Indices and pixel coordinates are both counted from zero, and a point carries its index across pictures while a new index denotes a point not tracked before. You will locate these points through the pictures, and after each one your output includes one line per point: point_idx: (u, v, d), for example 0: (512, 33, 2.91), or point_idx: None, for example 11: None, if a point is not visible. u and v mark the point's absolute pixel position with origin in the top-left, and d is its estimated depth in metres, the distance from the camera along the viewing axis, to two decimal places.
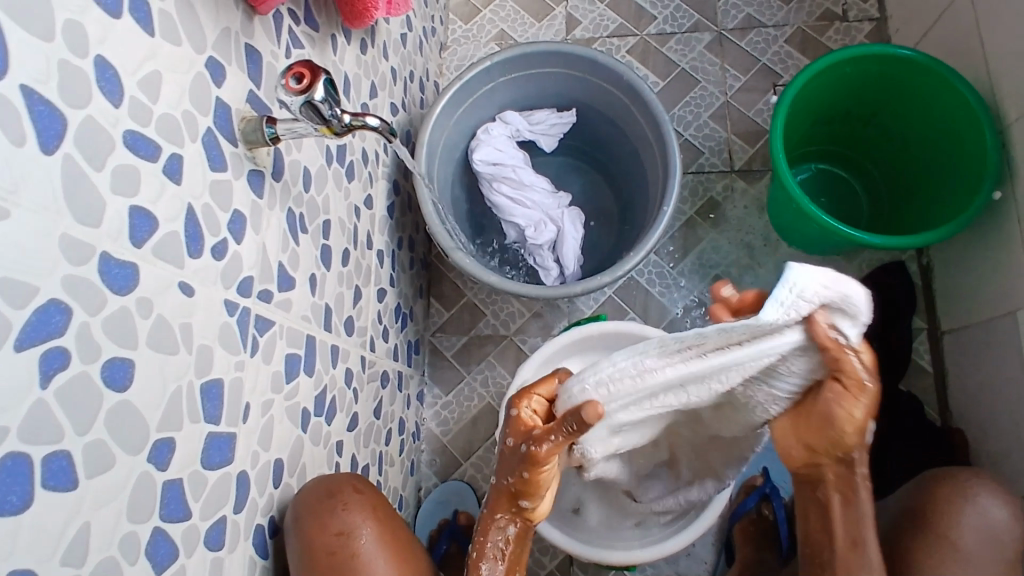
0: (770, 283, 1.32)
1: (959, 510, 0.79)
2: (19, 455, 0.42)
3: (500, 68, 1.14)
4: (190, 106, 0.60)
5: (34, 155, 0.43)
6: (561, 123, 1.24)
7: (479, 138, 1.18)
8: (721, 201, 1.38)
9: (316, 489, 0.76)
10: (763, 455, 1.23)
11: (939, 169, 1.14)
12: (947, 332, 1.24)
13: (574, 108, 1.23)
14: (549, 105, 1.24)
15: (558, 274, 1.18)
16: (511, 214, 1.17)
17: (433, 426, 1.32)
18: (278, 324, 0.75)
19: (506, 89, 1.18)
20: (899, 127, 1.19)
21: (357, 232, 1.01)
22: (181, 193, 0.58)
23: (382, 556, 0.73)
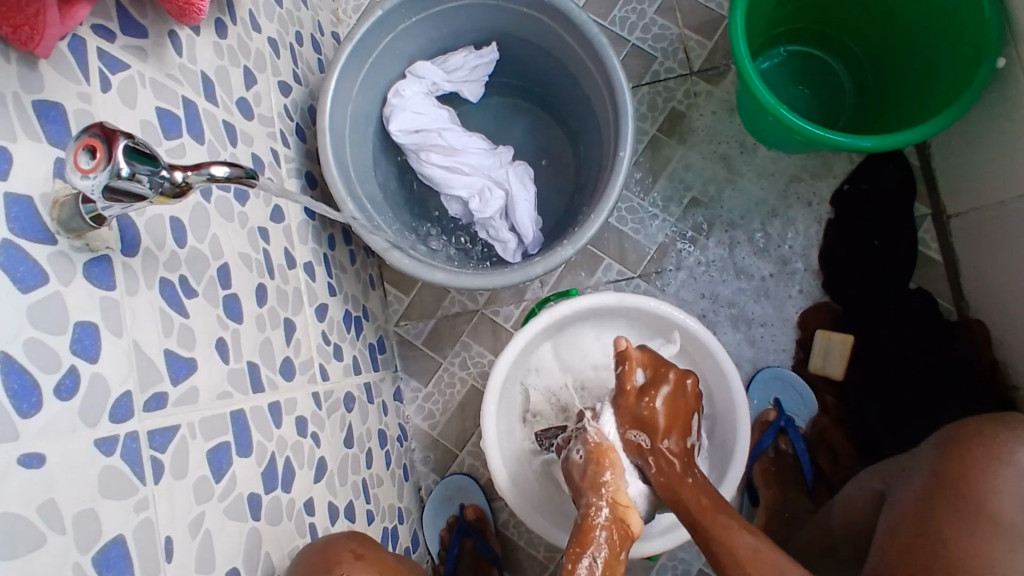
0: (753, 194, 1.18)
1: (997, 474, 0.70)
2: None
3: (396, 16, 0.94)
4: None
5: None
6: (483, 63, 1.05)
7: (392, 105, 0.99)
8: (686, 111, 1.20)
9: (312, 557, 0.71)
10: (771, 385, 1.14)
11: (931, 38, 0.96)
12: (953, 215, 1.11)
13: (495, 42, 1.04)
14: (465, 44, 1.04)
15: (517, 245, 1.02)
16: (450, 185, 1.01)
17: (419, 421, 1.22)
18: (186, 423, 0.63)
19: (410, 38, 0.99)
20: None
21: (271, 257, 0.86)
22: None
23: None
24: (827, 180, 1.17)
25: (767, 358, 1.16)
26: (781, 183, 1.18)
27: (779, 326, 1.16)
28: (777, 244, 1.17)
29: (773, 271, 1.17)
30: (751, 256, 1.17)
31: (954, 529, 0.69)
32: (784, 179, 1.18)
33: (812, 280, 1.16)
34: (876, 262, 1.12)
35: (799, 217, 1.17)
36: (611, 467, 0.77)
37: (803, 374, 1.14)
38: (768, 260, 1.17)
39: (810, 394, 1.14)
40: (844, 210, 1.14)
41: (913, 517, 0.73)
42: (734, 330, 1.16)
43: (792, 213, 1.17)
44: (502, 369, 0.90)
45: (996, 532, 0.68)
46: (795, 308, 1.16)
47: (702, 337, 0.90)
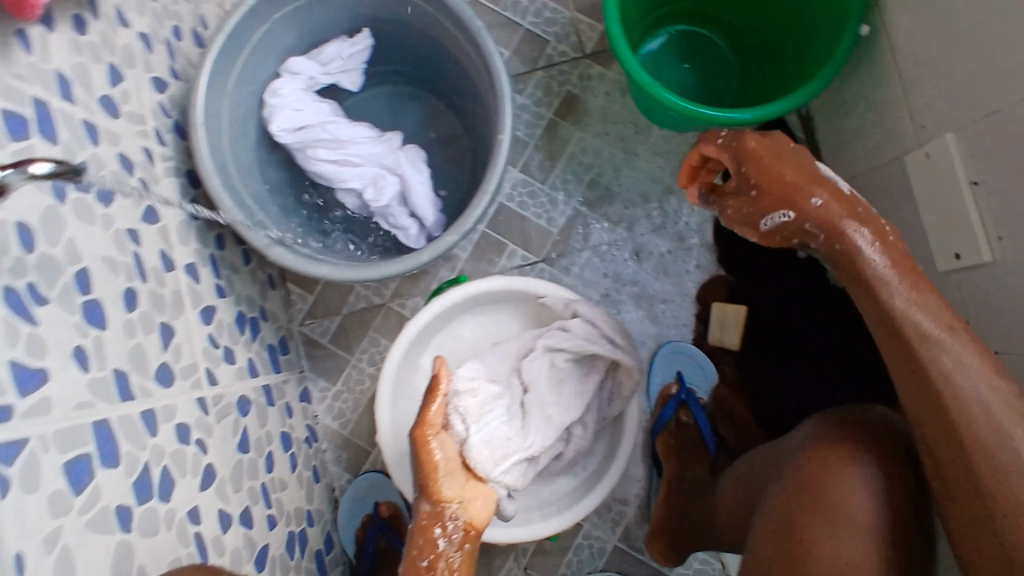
0: (649, 174, 1.19)
1: (853, 478, 0.72)
2: None
3: (268, 6, 0.91)
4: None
5: None
6: (358, 51, 1.02)
7: (269, 104, 0.96)
8: (580, 94, 1.21)
9: None
10: (674, 359, 1.16)
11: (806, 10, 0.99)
12: None
13: (365, 28, 1.02)
14: (335, 35, 1.01)
15: (420, 230, 1.01)
16: (341, 179, 0.98)
17: (329, 421, 1.20)
18: (35, 436, 0.59)
19: (284, 30, 0.96)
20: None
21: (141, 260, 0.82)
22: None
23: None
24: None
25: (669, 333, 1.18)
26: (675, 160, 1.19)
27: (679, 302, 1.18)
28: (673, 221, 1.19)
29: (671, 249, 1.18)
30: (650, 234, 1.19)
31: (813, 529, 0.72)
32: (678, 157, 1.20)
33: (709, 256, 1.18)
34: None
35: None
36: (776, 204, 0.75)
37: (703, 347, 1.16)
38: (668, 238, 1.18)
39: (712, 366, 1.15)
40: None
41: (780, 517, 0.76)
42: (637, 309, 1.18)
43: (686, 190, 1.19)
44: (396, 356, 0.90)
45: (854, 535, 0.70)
46: (693, 284, 1.18)
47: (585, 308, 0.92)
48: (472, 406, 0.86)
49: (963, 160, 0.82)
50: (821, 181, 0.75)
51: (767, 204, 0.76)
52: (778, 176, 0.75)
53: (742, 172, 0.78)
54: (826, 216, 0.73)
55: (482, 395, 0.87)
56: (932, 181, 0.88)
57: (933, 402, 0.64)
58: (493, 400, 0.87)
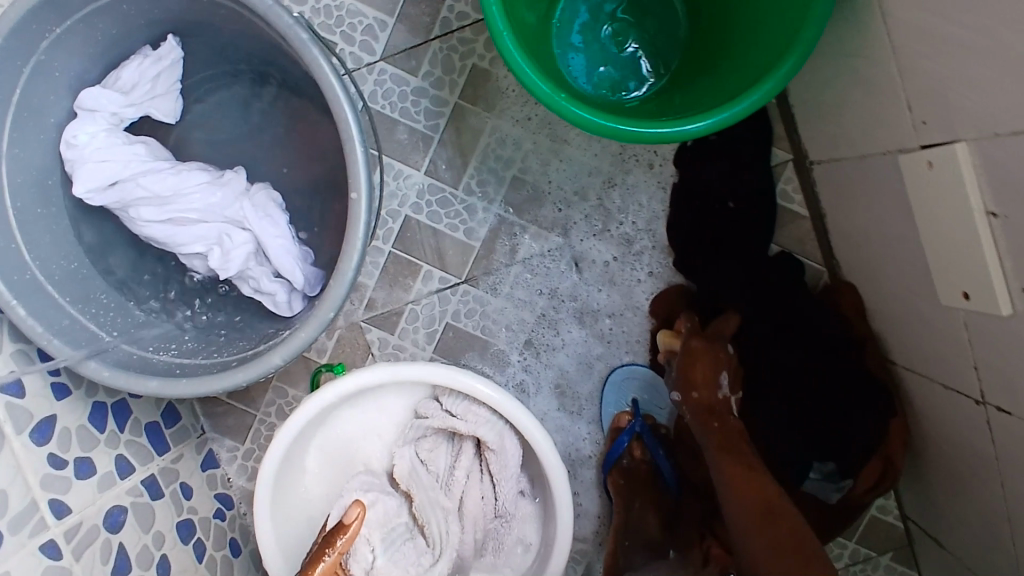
0: (584, 163, 0.96)
1: None
2: None
3: (30, 36, 0.68)
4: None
5: None
6: (165, 69, 0.80)
7: (69, 161, 0.75)
8: (490, 68, 0.95)
9: None
10: (626, 384, 0.99)
11: None
12: (815, 163, 0.92)
13: (170, 37, 0.79)
14: (133, 52, 0.78)
15: (291, 294, 0.77)
16: (180, 243, 0.76)
17: (245, 483, 1.06)
18: None
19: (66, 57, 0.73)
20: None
21: None
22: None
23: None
24: None
25: (621, 353, 1.00)
26: (615, 143, 0.96)
27: (631, 316, 0.99)
28: (617, 220, 0.97)
29: (616, 254, 0.98)
30: (591, 238, 0.97)
31: None
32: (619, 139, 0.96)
33: (662, 259, 0.98)
34: (728, 228, 0.94)
35: (640, 183, 0.97)
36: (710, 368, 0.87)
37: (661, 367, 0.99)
38: (612, 242, 0.98)
39: (669, 388, 1.00)
40: (688, 170, 0.95)
41: None
42: (581, 328, 0.99)
43: (631, 179, 0.97)
44: (269, 476, 0.73)
45: None
46: (645, 295, 0.99)
47: (493, 394, 0.75)
48: (375, 529, 0.76)
49: (979, 175, 0.60)
50: (720, 414, 0.85)
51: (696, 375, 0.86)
52: (699, 370, 0.86)
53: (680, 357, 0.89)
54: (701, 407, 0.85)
55: (382, 511, 0.78)
56: (937, 195, 0.66)
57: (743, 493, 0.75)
58: (394, 517, 0.79)
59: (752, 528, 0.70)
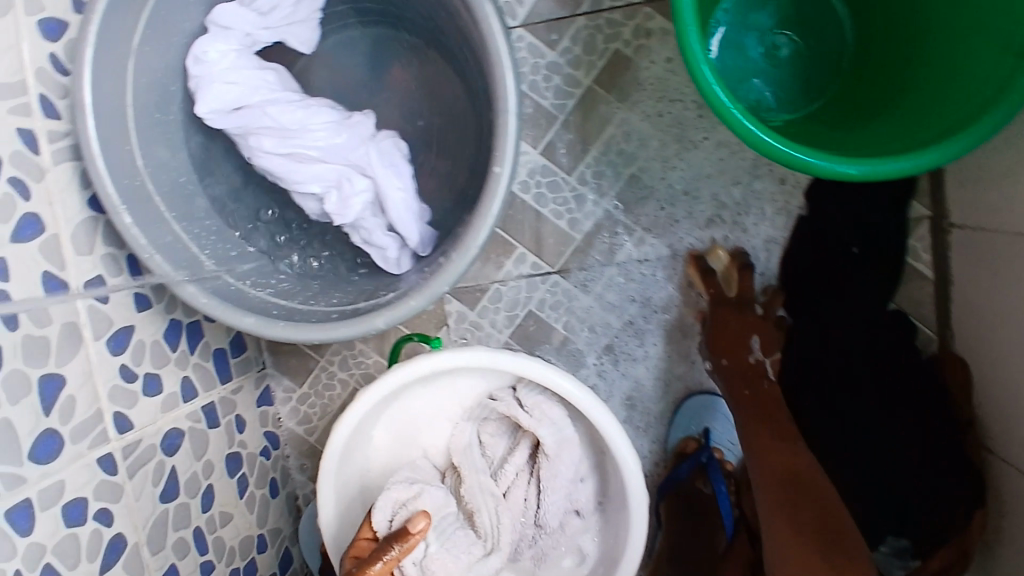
0: (710, 176, 0.91)
1: None
2: None
3: None
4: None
5: None
6: None
7: (194, 78, 0.72)
8: (633, 57, 0.89)
9: None
10: (700, 412, 0.95)
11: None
12: (957, 226, 0.86)
13: None
14: None
15: (403, 249, 0.74)
16: (296, 180, 0.73)
17: (293, 425, 1.05)
18: None
19: None
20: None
21: (10, 298, 0.63)
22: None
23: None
24: None
25: (702, 378, 0.96)
26: (747, 162, 0.90)
27: None
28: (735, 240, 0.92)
29: None
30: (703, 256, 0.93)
31: None
32: (752, 158, 0.90)
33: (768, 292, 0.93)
34: (848, 275, 0.89)
35: (765, 208, 0.91)
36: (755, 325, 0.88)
37: None
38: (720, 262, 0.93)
39: None
40: (820, 206, 0.89)
41: None
42: (667, 345, 0.95)
43: (757, 199, 0.92)
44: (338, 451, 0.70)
45: None
46: None
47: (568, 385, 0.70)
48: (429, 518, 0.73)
49: None
50: (755, 377, 0.85)
51: (742, 327, 0.87)
52: (729, 335, 0.87)
53: (737, 299, 0.89)
54: (732, 372, 0.86)
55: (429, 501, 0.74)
56: None
57: (772, 461, 0.77)
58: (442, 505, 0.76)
59: (775, 506, 0.73)
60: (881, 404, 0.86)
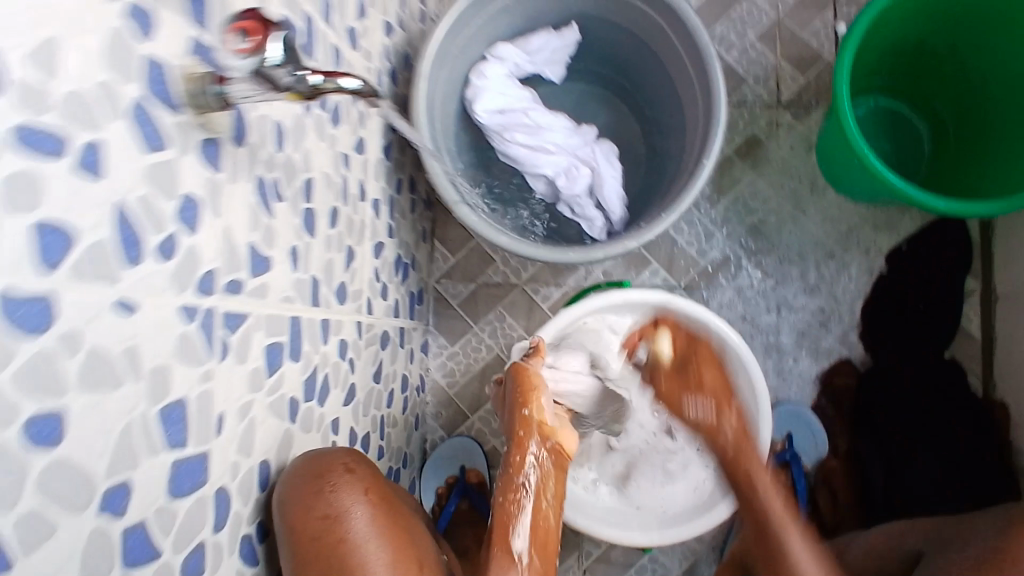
0: (813, 235, 1.19)
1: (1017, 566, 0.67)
2: None
3: None
4: (74, 84, 0.43)
5: None
6: (564, 46, 1.07)
7: (474, 86, 1.02)
8: (764, 139, 1.21)
9: (303, 468, 0.73)
10: (787, 420, 1.15)
11: None
12: (1002, 297, 1.12)
13: (574, 24, 1.07)
14: (545, 27, 1.06)
15: (604, 224, 1.03)
16: (534, 163, 1.02)
17: (438, 377, 1.25)
18: (254, 315, 0.66)
19: (504, 17, 1.02)
20: (970, 53, 1.02)
21: (347, 184, 0.89)
22: (70, 169, 0.43)
23: (374, 537, 0.70)
24: (889, 234, 1.17)
25: (789, 392, 1.17)
26: (843, 228, 1.18)
27: (809, 365, 1.17)
28: (829, 285, 1.18)
29: (814, 314, 1.18)
30: (801, 294, 1.18)
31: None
32: (846, 225, 1.18)
33: (849, 331, 1.17)
34: (919, 325, 1.13)
35: (854, 264, 1.17)
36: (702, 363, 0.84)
37: (818, 416, 1.16)
38: (816, 302, 1.18)
39: (824, 437, 1.15)
40: (898, 269, 1.15)
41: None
42: (763, 359, 1.18)
43: (848, 258, 1.17)
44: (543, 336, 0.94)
45: None
46: (827, 354, 1.17)
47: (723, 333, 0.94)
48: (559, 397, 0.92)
49: None
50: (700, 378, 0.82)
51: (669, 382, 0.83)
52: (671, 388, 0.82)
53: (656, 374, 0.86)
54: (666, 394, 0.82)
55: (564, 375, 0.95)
56: None
57: (745, 455, 0.74)
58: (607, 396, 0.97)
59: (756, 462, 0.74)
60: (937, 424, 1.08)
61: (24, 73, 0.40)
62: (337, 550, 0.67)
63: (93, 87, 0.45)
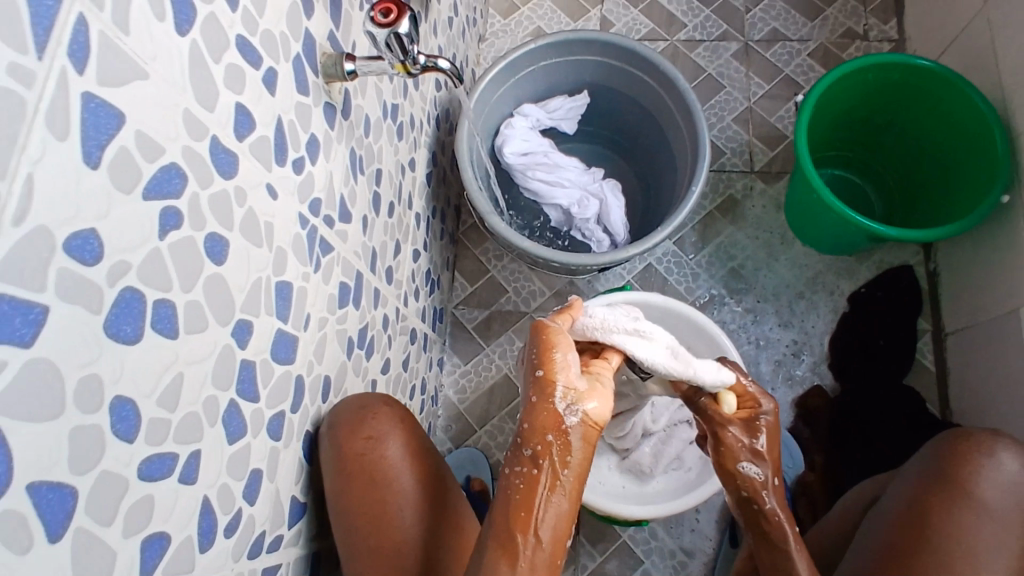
0: (785, 279, 1.37)
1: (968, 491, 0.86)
2: (166, 301, 0.49)
3: (538, 55, 1.20)
4: (269, 25, 0.62)
5: (186, 68, 0.50)
6: (577, 106, 1.30)
7: (504, 133, 1.22)
8: (741, 200, 1.43)
9: (349, 402, 0.80)
10: None
11: (961, 167, 1.17)
12: (951, 334, 1.29)
13: (585, 90, 1.30)
14: (561, 92, 1.30)
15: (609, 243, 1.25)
16: (552, 195, 1.23)
17: (450, 393, 1.36)
18: (337, 251, 0.80)
19: (531, 79, 1.24)
20: (903, 125, 1.26)
21: (401, 188, 1.07)
22: (259, 79, 0.61)
23: (407, 462, 0.80)
24: (849, 280, 1.36)
25: None
26: (810, 274, 1.37)
27: (785, 391, 1.31)
28: (800, 321, 1.35)
29: (789, 346, 1.33)
30: (776, 328, 1.35)
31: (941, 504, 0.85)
32: (813, 271, 1.37)
33: (820, 362, 1.32)
34: (880, 356, 1.29)
35: (821, 304, 1.35)
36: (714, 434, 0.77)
37: (796, 437, 1.28)
38: (790, 336, 1.34)
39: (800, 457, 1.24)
40: (859, 309, 1.33)
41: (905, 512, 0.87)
42: None
43: (816, 299, 1.36)
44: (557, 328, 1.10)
45: (970, 505, 0.85)
46: (801, 382, 1.31)
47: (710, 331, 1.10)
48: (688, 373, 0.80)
49: None
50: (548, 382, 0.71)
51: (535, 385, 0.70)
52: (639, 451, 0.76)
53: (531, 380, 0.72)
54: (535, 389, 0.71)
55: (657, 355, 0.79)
56: None
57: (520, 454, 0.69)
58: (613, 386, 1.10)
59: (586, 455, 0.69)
60: (901, 441, 1.21)
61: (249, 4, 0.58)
62: (373, 467, 0.77)
63: (278, 33, 0.63)
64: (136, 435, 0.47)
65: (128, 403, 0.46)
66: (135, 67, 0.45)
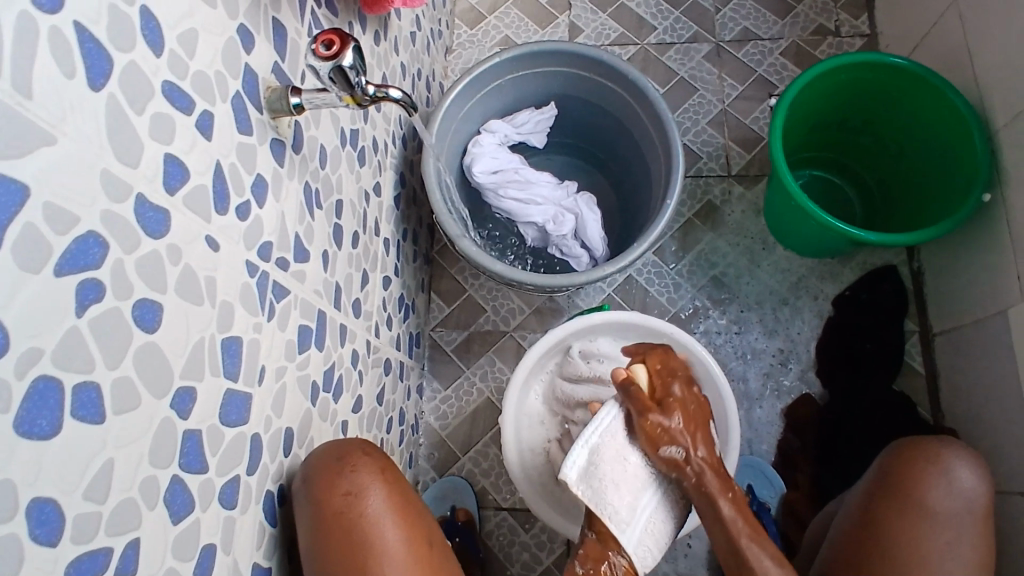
0: (768, 285, 1.34)
1: (921, 507, 0.82)
2: (89, 383, 0.45)
3: (502, 68, 1.16)
4: (202, 66, 0.57)
5: (99, 124, 0.45)
6: (546, 119, 1.26)
7: (473, 151, 1.18)
8: (720, 205, 1.40)
9: (327, 452, 0.76)
10: (746, 472, 1.23)
11: (939, 164, 1.15)
12: (938, 335, 1.26)
13: (553, 102, 1.26)
14: (528, 105, 1.26)
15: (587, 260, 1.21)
16: (526, 213, 1.19)
17: (431, 419, 1.32)
18: (294, 293, 0.76)
19: (498, 94, 1.20)
20: (879, 124, 1.24)
21: (366, 216, 1.02)
22: (192, 126, 0.56)
23: (390, 515, 0.73)
24: (833, 283, 1.33)
25: (757, 425, 1.27)
26: (793, 279, 1.34)
27: (773, 401, 1.28)
28: (785, 328, 1.32)
29: (774, 354, 1.31)
30: (761, 337, 1.32)
31: (891, 521, 0.83)
32: (795, 276, 1.34)
33: (807, 369, 1.29)
34: (868, 361, 1.26)
35: (805, 309, 1.33)
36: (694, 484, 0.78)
37: (786, 447, 1.25)
38: (775, 343, 1.31)
39: (779, 481, 1.22)
40: (844, 312, 1.30)
41: (857, 526, 0.85)
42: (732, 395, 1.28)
43: (800, 304, 1.33)
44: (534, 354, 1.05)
45: (921, 517, 0.82)
46: (789, 390, 1.29)
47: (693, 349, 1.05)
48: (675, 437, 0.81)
49: None
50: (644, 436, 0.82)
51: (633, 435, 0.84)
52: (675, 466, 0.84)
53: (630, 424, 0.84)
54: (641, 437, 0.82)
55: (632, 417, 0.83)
56: None
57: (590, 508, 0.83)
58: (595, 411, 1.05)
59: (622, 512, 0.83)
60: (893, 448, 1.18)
61: (175, 46, 0.53)
62: (351, 525, 0.71)
63: (212, 73, 0.59)
64: (60, 537, 0.43)
65: (45, 502, 0.41)
66: (39, 132, 0.41)
